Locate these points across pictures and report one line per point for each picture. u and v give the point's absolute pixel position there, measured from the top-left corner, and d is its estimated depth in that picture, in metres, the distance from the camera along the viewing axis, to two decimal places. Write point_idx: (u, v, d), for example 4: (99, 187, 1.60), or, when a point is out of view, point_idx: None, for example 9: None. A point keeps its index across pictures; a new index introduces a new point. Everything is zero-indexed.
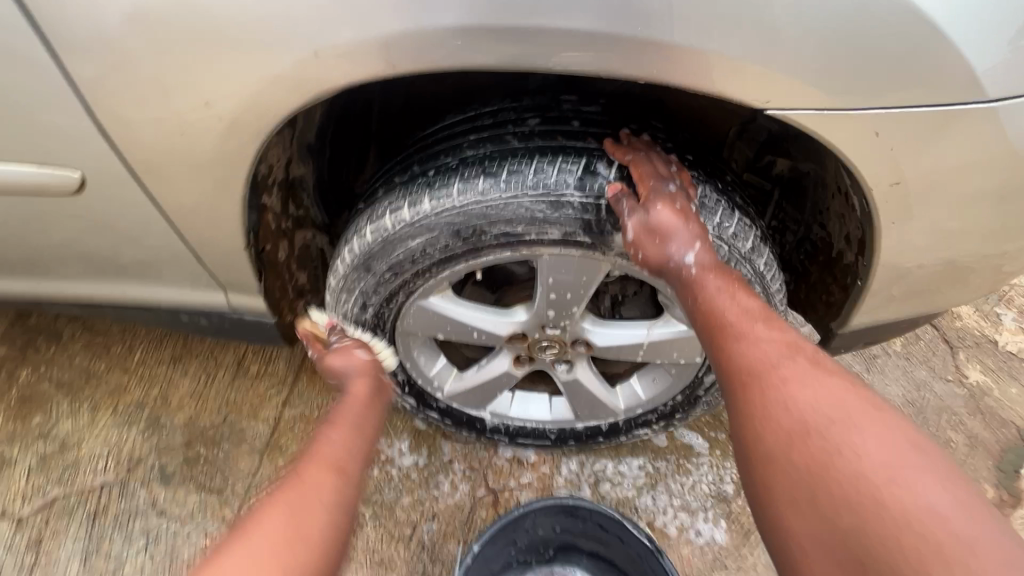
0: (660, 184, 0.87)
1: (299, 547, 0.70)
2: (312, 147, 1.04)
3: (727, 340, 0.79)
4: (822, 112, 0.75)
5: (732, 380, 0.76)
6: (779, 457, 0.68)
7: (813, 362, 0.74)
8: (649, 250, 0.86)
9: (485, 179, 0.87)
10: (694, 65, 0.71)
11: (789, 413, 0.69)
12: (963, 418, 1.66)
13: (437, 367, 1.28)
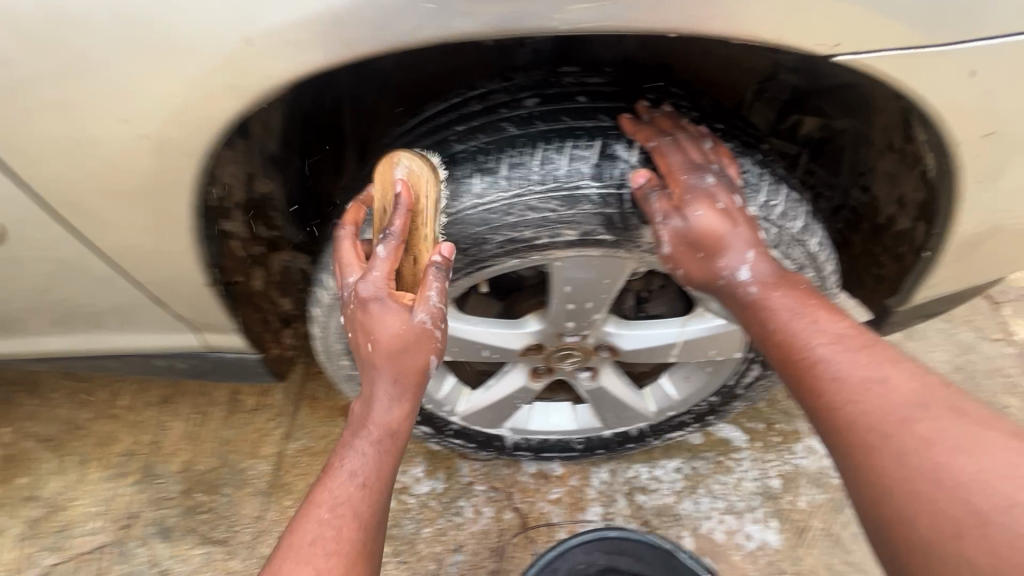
0: (698, 180, 0.72)
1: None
2: (275, 157, 0.90)
3: (833, 386, 0.65)
4: (900, 51, 0.61)
5: (856, 444, 0.62)
6: (944, 551, 0.53)
7: (953, 409, 0.60)
8: (691, 266, 0.74)
9: (482, 178, 0.73)
10: (736, 5, 0.57)
11: (945, 492, 0.55)
12: (1018, 379, 1.53)
13: (446, 389, 1.15)
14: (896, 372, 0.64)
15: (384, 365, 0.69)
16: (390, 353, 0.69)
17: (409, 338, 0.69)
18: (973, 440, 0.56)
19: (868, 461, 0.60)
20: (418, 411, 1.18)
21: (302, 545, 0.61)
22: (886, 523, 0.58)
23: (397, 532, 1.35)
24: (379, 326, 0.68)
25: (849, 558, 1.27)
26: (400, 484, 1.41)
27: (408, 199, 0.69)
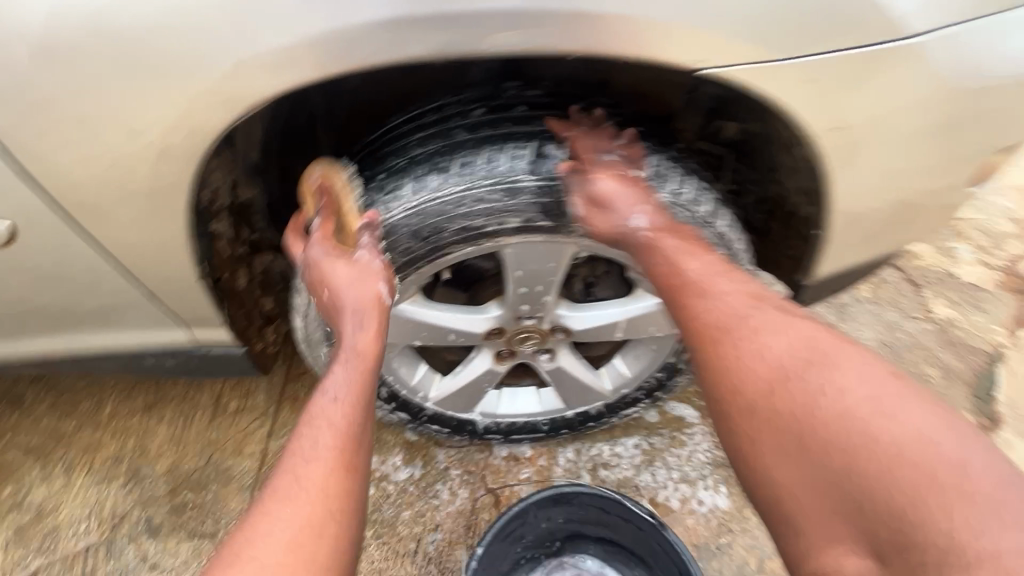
0: (604, 149, 0.90)
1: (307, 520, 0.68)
2: (257, 166, 1.02)
3: (695, 300, 0.84)
4: (754, 65, 0.76)
5: (706, 336, 0.83)
6: (760, 403, 0.76)
7: (775, 308, 0.82)
8: (598, 221, 0.89)
9: (437, 175, 0.86)
10: (622, 30, 0.71)
11: (768, 367, 0.76)
12: (935, 351, 1.70)
13: (419, 376, 1.26)
14: (737, 287, 0.85)
15: (338, 297, 0.86)
16: (348, 290, 0.85)
17: (354, 275, 0.85)
18: (782, 326, 0.79)
19: (718, 356, 0.81)
20: (394, 398, 1.28)
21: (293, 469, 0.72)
22: (728, 392, 0.80)
23: (378, 516, 1.44)
24: (349, 280, 0.85)
25: None
26: (380, 472, 1.50)
27: (324, 198, 0.90)
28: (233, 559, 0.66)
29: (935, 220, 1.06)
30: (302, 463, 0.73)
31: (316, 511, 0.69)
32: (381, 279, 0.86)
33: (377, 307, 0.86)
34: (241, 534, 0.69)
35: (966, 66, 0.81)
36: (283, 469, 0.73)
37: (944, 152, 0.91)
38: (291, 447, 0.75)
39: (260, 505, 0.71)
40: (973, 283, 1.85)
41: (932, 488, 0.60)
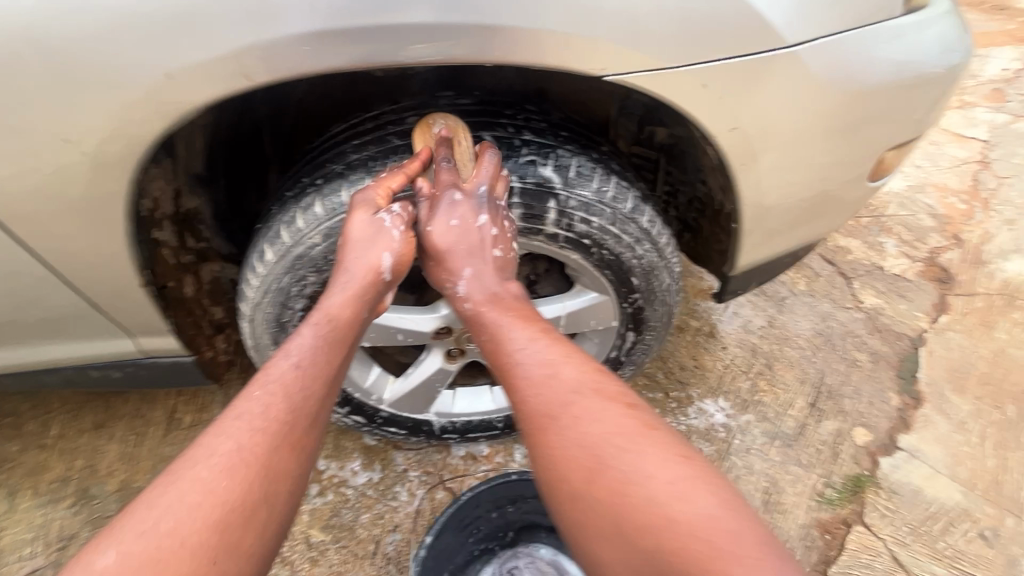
0: (437, 208, 0.94)
1: (223, 518, 0.67)
2: (201, 177, 1.06)
3: (524, 385, 0.83)
4: (651, 72, 0.83)
5: (535, 425, 0.81)
6: (581, 493, 0.75)
7: (596, 390, 0.81)
8: (433, 270, 0.99)
9: (371, 179, 0.94)
10: (529, 42, 0.78)
11: (584, 455, 0.76)
12: (865, 337, 1.80)
13: (372, 378, 1.29)
14: (565, 371, 0.83)
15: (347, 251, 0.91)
16: (358, 250, 0.90)
17: (369, 238, 0.90)
18: (602, 411, 0.78)
19: (544, 442, 0.79)
20: (348, 401, 1.31)
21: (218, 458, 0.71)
22: (553, 480, 0.78)
23: (337, 520, 1.45)
24: (375, 233, 0.91)
25: None
26: (339, 478, 1.51)
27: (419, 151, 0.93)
28: (152, 547, 0.63)
29: (840, 211, 1.16)
30: (256, 463, 0.72)
31: (253, 522, 0.70)
32: (390, 250, 0.92)
33: (366, 276, 0.92)
34: (162, 515, 0.65)
35: (840, 72, 0.91)
36: (232, 458, 0.71)
37: (834, 150, 1.00)
38: (244, 434, 0.74)
39: (195, 489, 0.68)
40: (898, 274, 1.97)
41: (717, 561, 0.63)
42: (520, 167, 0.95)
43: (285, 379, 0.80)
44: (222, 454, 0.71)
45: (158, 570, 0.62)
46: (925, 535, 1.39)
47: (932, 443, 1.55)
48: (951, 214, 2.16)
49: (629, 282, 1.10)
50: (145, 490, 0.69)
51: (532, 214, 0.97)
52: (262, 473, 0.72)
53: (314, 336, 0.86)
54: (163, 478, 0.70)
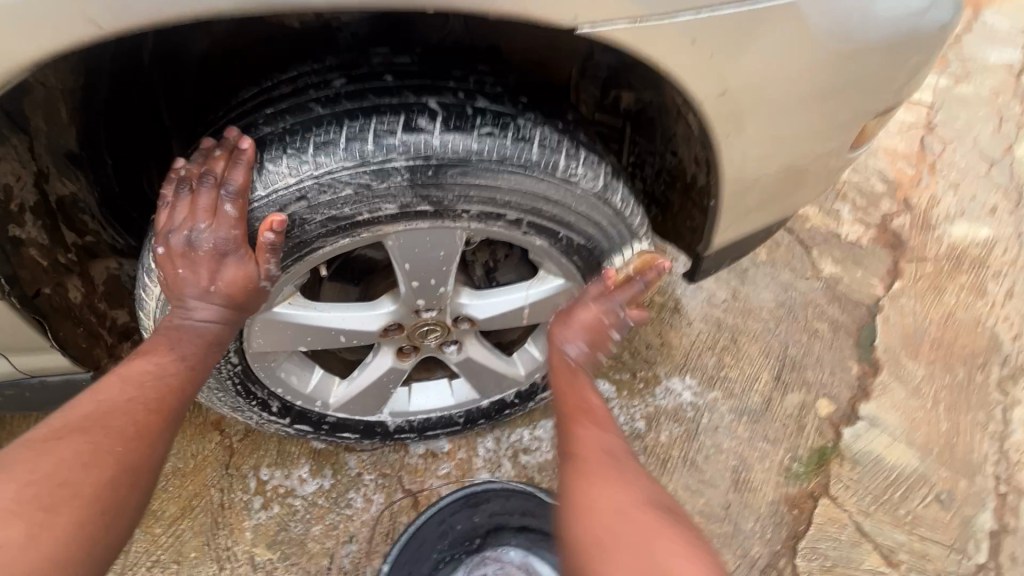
0: (604, 302, 0.93)
1: (111, 492, 0.64)
2: (74, 155, 0.85)
3: (580, 401, 0.87)
4: (631, 24, 0.71)
5: (575, 425, 0.84)
6: (594, 479, 0.74)
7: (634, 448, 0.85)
8: (561, 327, 0.94)
9: (289, 157, 0.75)
10: None
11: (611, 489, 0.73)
12: (824, 307, 1.79)
13: (314, 382, 1.14)
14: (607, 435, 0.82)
15: (209, 296, 0.79)
16: (229, 300, 0.79)
17: (245, 291, 0.79)
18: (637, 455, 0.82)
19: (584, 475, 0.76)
20: (287, 410, 1.15)
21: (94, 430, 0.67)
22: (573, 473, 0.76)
23: (285, 535, 1.31)
24: (199, 298, 0.79)
25: (704, 477, 1.44)
26: (285, 488, 1.37)
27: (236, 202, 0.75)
28: (38, 494, 0.59)
29: (817, 184, 1.09)
30: (147, 438, 0.70)
31: (137, 491, 0.67)
32: (218, 309, 0.80)
33: (205, 330, 0.80)
34: (47, 467, 0.62)
35: (838, 27, 0.81)
36: (122, 428, 0.69)
37: (821, 116, 0.92)
38: (137, 410, 0.71)
39: (83, 449, 0.65)
40: (854, 241, 1.97)
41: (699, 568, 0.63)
42: (475, 143, 0.77)
43: (178, 375, 0.77)
44: (111, 422, 0.68)
45: (44, 518, 0.58)
46: (886, 503, 1.41)
47: (891, 409, 1.57)
48: (901, 177, 2.17)
49: (598, 268, 0.99)
50: (19, 446, 0.64)
51: (491, 199, 0.80)
52: (151, 449, 0.70)
53: (201, 347, 0.81)
54: (35, 440, 0.64)
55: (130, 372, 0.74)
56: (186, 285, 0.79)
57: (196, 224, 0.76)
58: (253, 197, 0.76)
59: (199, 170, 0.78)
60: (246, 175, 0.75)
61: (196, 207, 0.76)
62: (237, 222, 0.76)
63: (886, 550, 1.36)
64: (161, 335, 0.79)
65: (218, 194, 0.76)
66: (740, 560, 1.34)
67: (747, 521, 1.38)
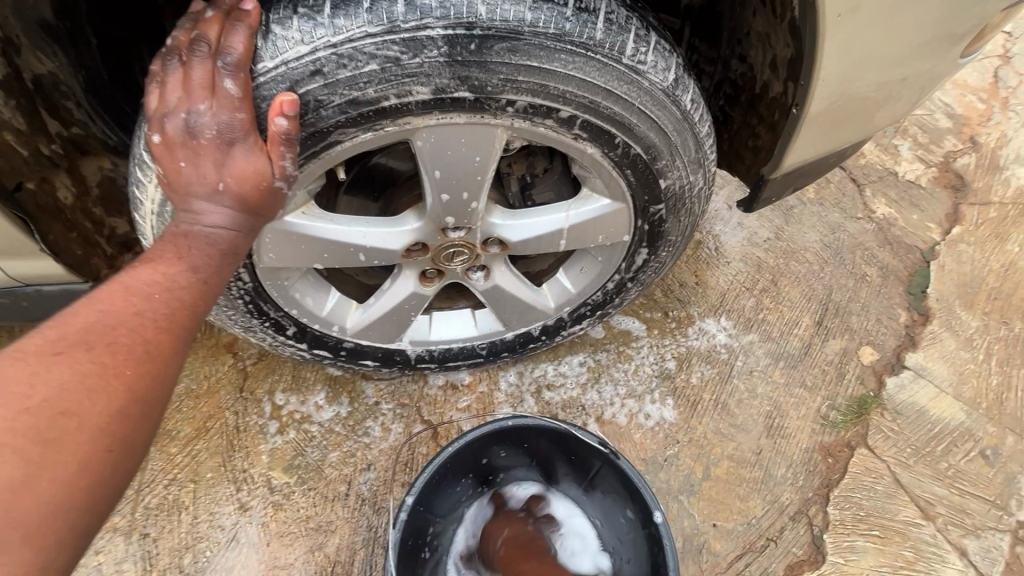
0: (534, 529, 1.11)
1: (109, 432, 0.52)
2: (49, 26, 0.74)
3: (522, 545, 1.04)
4: None
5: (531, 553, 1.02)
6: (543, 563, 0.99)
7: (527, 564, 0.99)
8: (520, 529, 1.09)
9: (304, 20, 0.63)
10: None
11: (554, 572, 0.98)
12: (876, 251, 1.63)
13: (330, 305, 1.06)
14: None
15: (218, 198, 0.64)
16: (242, 202, 0.65)
17: (259, 190, 0.65)
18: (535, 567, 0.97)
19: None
20: (302, 333, 1.08)
21: (99, 347, 0.54)
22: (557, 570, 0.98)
23: (302, 461, 1.29)
24: (207, 201, 0.64)
25: (735, 421, 1.37)
26: (302, 414, 1.33)
27: (240, 77, 0.63)
28: (31, 427, 0.48)
29: (907, 99, 0.98)
30: (159, 362, 0.57)
31: (144, 426, 0.55)
32: (228, 213, 0.65)
33: (215, 240, 0.65)
34: (45, 391, 0.50)
35: None
36: (131, 348, 0.55)
37: (933, 8, 0.81)
38: (149, 325, 0.58)
39: (87, 372, 0.52)
40: (912, 181, 1.75)
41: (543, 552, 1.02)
42: (528, 11, 0.65)
43: (191, 291, 0.62)
44: (121, 339, 0.55)
45: (44, 455, 0.48)
46: (927, 456, 1.35)
47: (939, 361, 1.47)
48: (968, 113, 1.86)
49: (654, 187, 0.86)
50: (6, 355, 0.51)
51: (543, 86, 0.68)
52: (163, 377, 0.57)
53: (215, 257, 0.65)
54: (33, 353, 0.52)
55: (136, 279, 0.59)
56: (185, 185, 0.64)
57: (192, 105, 0.62)
58: (256, 73, 0.64)
59: (188, 39, 0.64)
60: (248, 44, 0.63)
61: (190, 83, 0.62)
62: (242, 103, 0.63)
63: (924, 502, 1.31)
64: (166, 243, 0.63)
65: (215, 65, 0.63)
66: (769, 505, 1.29)
67: (778, 468, 1.33)
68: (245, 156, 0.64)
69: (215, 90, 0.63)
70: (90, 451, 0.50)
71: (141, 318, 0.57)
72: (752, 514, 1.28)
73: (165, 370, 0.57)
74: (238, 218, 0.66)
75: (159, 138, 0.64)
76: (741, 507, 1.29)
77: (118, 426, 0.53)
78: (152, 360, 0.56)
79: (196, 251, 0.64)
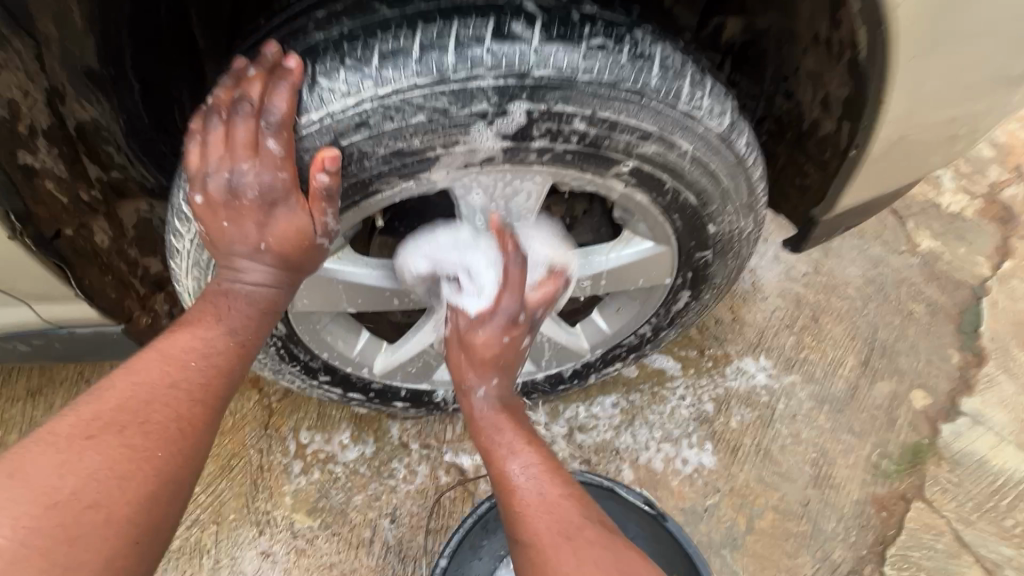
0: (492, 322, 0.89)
1: (137, 514, 0.56)
2: (94, 73, 0.75)
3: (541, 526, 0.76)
4: None
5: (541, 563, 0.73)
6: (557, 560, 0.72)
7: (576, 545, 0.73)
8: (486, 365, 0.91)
9: (349, 69, 0.62)
10: None
11: (557, 541, 0.73)
12: (922, 287, 1.55)
13: (361, 345, 1.03)
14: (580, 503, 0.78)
15: (261, 256, 0.69)
16: (283, 260, 0.69)
17: (298, 247, 0.68)
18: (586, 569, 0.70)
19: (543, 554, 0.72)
20: (331, 373, 1.04)
21: (133, 425, 0.60)
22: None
23: (326, 503, 1.25)
24: (247, 259, 0.69)
25: (779, 469, 1.30)
26: (326, 453, 1.29)
27: (285, 135, 0.63)
28: (58, 523, 0.53)
29: (968, 138, 0.93)
30: (189, 437, 0.62)
31: (175, 499, 0.60)
32: (264, 270, 0.70)
33: (249, 298, 0.71)
34: (71, 484, 0.55)
35: None
36: (161, 430, 0.61)
37: (1000, 46, 0.77)
38: (180, 400, 0.63)
39: (117, 458, 0.57)
40: (957, 213, 1.66)
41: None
42: (582, 59, 0.63)
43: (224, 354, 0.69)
44: (151, 417, 0.61)
45: (70, 549, 0.52)
46: (990, 511, 1.26)
47: (998, 407, 1.38)
48: (1012, 142, 1.78)
49: (702, 232, 0.82)
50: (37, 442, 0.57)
51: (595, 134, 0.66)
52: (189, 454, 0.62)
53: (251, 315, 0.71)
54: (67, 438, 0.57)
55: (172, 349, 0.66)
56: (226, 241, 0.68)
57: (235, 165, 0.64)
58: (301, 127, 0.63)
59: (229, 97, 0.65)
60: (292, 101, 0.63)
61: (234, 144, 0.64)
62: (284, 162, 0.64)
63: (990, 564, 1.22)
64: (206, 303, 0.70)
65: (258, 124, 0.63)
66: (820, 563, 1.21)
67: (828, 521, 1.25)
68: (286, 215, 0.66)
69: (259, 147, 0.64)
70: (119, 537, 0.55)
71: (170, 391, 0.63)
72: (802, 573, 1.20)
73: (193, 443, 0.62)
74: (274, 277, 0.71)
75: (200, 197, 0.66)
76: (789, 564, 1.21)
77: (148, 509, 0.57)
78: (179, 436, 0.61)
79: (233, 310, 0.70)
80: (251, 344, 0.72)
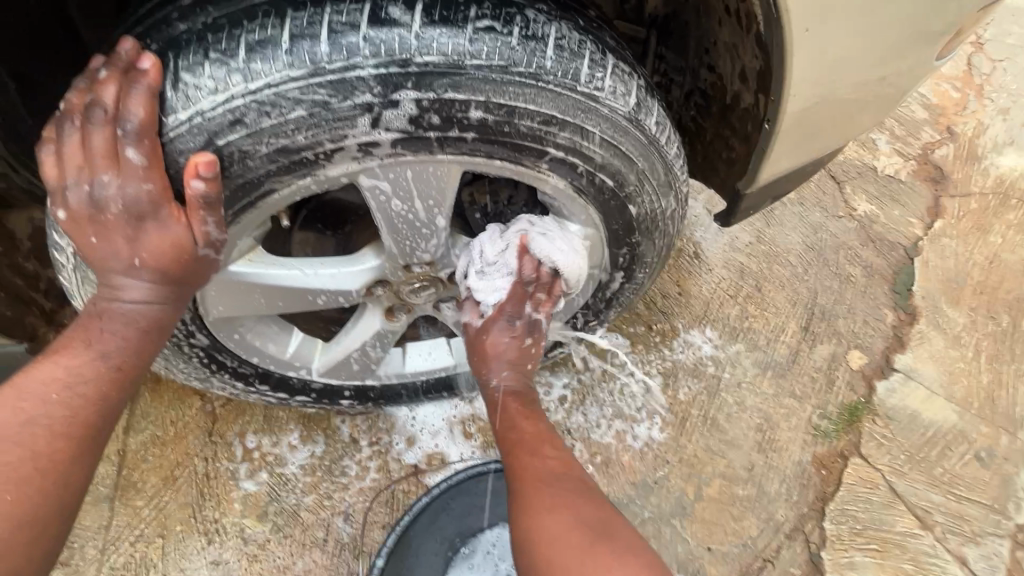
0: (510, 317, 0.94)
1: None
2: None
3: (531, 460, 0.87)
4: None
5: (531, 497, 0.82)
6: (545, 519, 0.78)
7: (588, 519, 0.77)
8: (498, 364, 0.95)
9: (218, 64, 0.59)
10: None
11: (543, 497, 0.81)
12: (858, 250, 1.59)
13: (293, 346, 0.99)
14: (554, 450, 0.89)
15: (138, 272, 0.66)
16: (163, 274, 0.66)
17: (180, 260, 0.65)
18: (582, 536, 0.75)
19: (527, 507, 0.80)
20: (263, 376, 1.01)
21: None
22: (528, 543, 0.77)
23: (276, 507, 1.22)
24: (124, 275, 0.66)
25: (726, 437, 1.33)
26: (274, 456, 1.27)
27: (150, 144, 0.60)
28: None
29: (884, 105, 0.94)
30: (51, 474, 0.61)
31: (48, 528, 0.60)
32: (143, 285, 0.66)
33: (127, 314, 0.67)
34: None
35: None
36: (9, 473, 0.59)
37: (901, 12, 0.77)
38: (35, 439, 0.61)
39: None
40: (892, 175, 1.70)
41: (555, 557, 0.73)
42: (469, 43, 0.61)
43: (100, 380, 0.66)
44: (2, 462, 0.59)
45: None
46: (921, 462, 1.33)
47: (927, 361, 1.44)
48: (944, 103, 1.81)
49: (624, 213, 0.80)
50: None
51: (493, 120, 0.64)
52: (53, 487, 0.61)
53: (132, 332, 0.68)
54: None
55: (31, 384, 0.63)
56: (100, 258, 0.65)
57: (96, 176, 0.60)
58: (166, 130, 0.61)
59: (82, 101, 0.61)
60: (149, 106, 0.60)
61: (90, 153, 0.60)
62: (148, 172, 0.61)
63: (921, 511, 1.29)
64: (78, 328, 0.67)
65: (116, 132, 0.60)
66: (765, 524, 1.26)
67: (772, 483, 1.30)
68: (164, 227, 0.63)
69: (121, 157, 0.60)
70: None
71: (30, 429, 0.61)
72: (746, 535, 1.25)
73: (55, 477, 0.61)
74: (152, 293, 0.67)
75: (65, 212, 0.63)
76: (736, 528, 1.26)
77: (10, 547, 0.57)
78: (38, 476, 0.60)
79: (109, 330, 0.67)
80: (137, 362, 0.69)
